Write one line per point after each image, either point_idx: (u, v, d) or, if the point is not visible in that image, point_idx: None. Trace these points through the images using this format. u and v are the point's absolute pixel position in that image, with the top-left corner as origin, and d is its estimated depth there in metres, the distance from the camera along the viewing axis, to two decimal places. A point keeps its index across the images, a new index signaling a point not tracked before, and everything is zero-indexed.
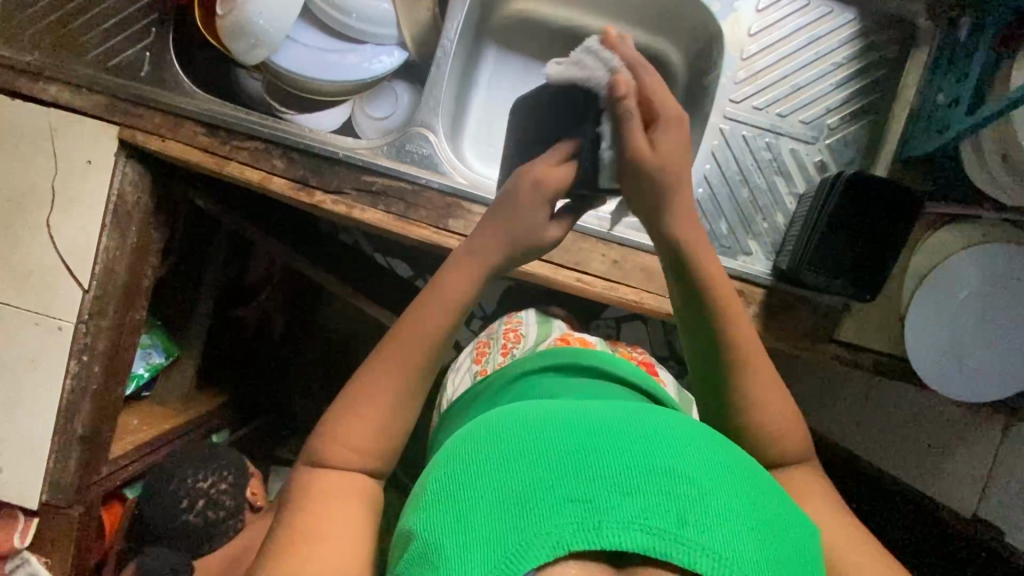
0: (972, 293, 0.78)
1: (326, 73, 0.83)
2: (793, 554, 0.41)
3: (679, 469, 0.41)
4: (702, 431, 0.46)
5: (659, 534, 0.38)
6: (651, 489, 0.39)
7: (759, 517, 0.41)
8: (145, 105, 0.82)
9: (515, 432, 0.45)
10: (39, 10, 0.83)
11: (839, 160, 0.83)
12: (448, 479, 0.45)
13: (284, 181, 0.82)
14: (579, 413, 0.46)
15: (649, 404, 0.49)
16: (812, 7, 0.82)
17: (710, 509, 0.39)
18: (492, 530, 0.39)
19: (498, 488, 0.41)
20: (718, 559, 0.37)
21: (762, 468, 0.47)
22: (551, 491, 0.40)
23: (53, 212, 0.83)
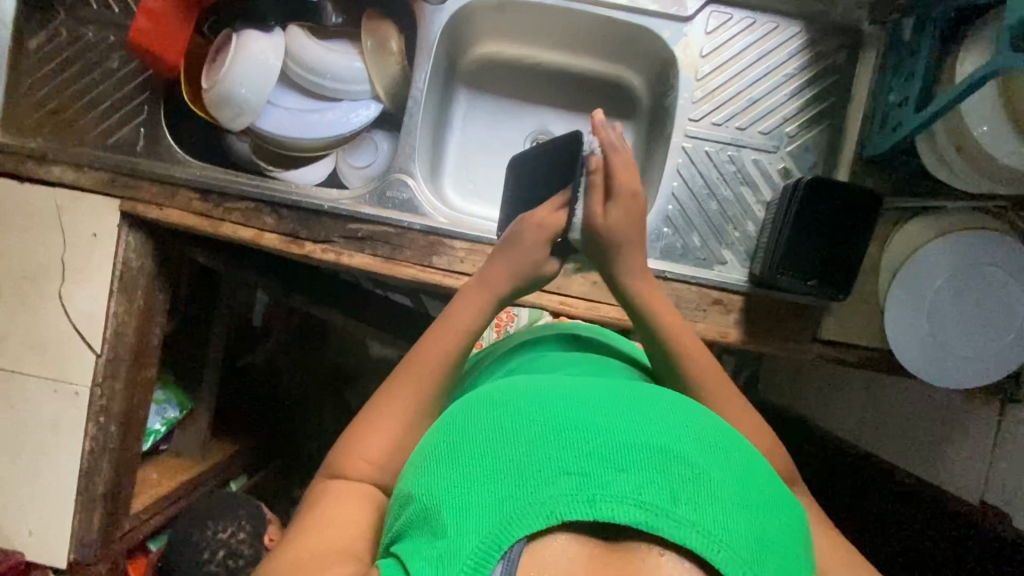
0: (948, 280, 0.79)
1: (307, 132, 0.89)
2: (785, 534, 0.43)
3: (675, 450, 0.43)
4: (702, 416, 0.48)
5: (652, 509, 0.40)
6: (646, 466, 0.42)
7: (753, 500, 0.43)
8: (143, 178, 0.88)
9: (519, 403, 0.47)
10: (38, 99, 0.89)
11: (801, 165, 0.86)
12: (446, 447, 0.47)
13: (275, 236, 0.87)
14: (579, 392, 0.48)
15: (652, 386, 0.52)
16: (759, 24, 0.86)
17: (704, 490, 0.41)
18: (488, 499, 0.41)
19: (496, 459, 0.44)
20: (709, 536, 0.39)
21: (757, 450, 0.49)
22: (548, 464, 0.42)
23: (64, 284, 0.89)
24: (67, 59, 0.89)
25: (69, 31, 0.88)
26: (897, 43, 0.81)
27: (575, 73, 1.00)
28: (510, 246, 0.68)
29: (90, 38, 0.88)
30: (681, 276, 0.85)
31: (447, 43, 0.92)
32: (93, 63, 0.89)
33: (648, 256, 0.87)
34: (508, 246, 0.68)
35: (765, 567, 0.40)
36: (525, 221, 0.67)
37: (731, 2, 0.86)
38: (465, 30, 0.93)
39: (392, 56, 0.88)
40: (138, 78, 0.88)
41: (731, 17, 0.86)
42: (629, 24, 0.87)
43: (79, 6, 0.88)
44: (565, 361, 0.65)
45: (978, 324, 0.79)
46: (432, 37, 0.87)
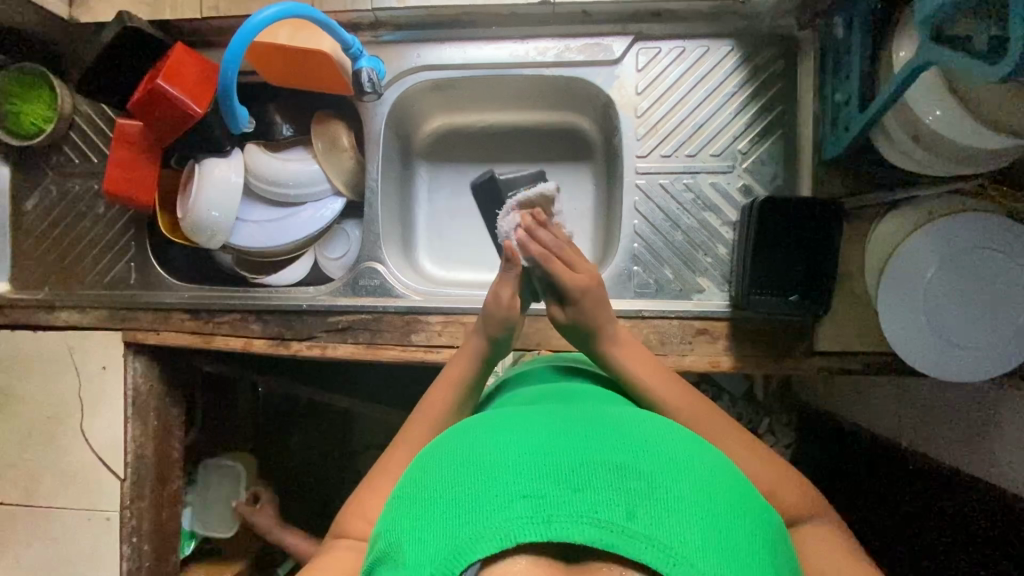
0: (940, 270, 0.74)
1: (280, 238, 0.94)
2: (745, 542, 0.44)
3: (630, 468, 0.46)
4: (662, 434, 0.51)
5: (606, 527, 0.42)
6: (600, 486, 0.44)
7: (714, 511, 0.45)
8: (139, 308, 0.94)
9: (481, 439, 0.51)
10: (41, 254, 0.98)
11: (761, 180, 0.85)
12: (418, 486, 0.50)
13: (263, 340, 0.91)
14: (540, 424, 0.51)
15: (612, 412, 0.55)
16: (690, 50, 0.86)
17: (657, 504, 0.43)
18: (452, 528, 0.44)
19: (460, 487, 0.47)
20: (663, 548, 0.41)
21: (717, 462, 0.51)
22: (507, 491, 0.44)
23: (83, 419, 0.94)
24: (60, 212, 0.97)
25: (58, 187, 0.97)
26: (832, 42, 0.79)
27: (526, 127, 1.02)
28: (484, 315, 0.73)
29: (77, 190, 0.97)
30: (659, 312, 0.84)
31: (397, 128, 0.96)
32: (83, 211, 0.97)
33: (623, 297, 0.86)
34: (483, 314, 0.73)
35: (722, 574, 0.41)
36: (495, 290, 0.71)
37: (656, 36, 0.86)
38: (411, 113, 0.97)
39: (346, 151, 0.93)
40: (122, 217, 0.96)
41: (659, 50, 0.86)
42: (563, 77, 0.89)
43: (64, 164, 0.97)
44: (542, 390, 0.67)
45: (981, 314, 0.73)
46: (377, 130, 0.91)
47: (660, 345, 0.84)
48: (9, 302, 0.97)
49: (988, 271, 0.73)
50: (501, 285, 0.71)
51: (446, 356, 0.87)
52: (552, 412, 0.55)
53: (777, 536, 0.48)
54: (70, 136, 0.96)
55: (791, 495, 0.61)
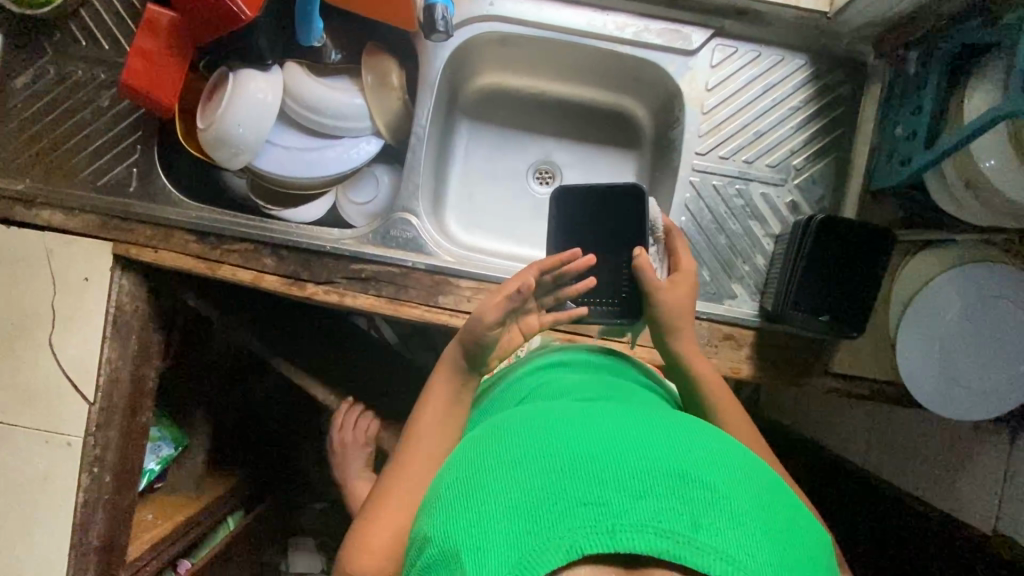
0: (958, 315, 0.79)
1: (307, 171, 0.87)
2: (808, 560, 0.39)
3: (691, 472, 0.39)
4: (717, 439, 0.46)
5: (674, 538, 0.36)
6: (663, 493, 0.38)
7: (779, 528, 0.39)
8: (137, 220, 0.85)
9: (533, 436, 0.44)
10: (27, 142, 0.87)
11: (809, 198, 0.86)
12: (463, 484, 0.43)
13: (275, 277, 0.84)
14: (592, 420, 0.45)
15: (666, 412, 0.49)
16: (765, 56, 0.85)
17: (725, 515, 0.37)
18: (506, 536, 0.38)
19: (511, 490, 0.40)
20: (736, 564, 0.35)
21: (774, 472, 0.45)
22: (563, 494, 0.38)
23: (55, 331, 0.85)
24: (56, 98, 0.86)
25: (58, 69, 0.86)
26: (903, 77, 0.81)
27: (579, 102, 0.99)
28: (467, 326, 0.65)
29: (80, 76, 0.86)
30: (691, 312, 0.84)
31: (450, 77, 0.90)
32: (84, 101, 0.86)
33: None
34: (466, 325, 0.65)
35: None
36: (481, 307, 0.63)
37: (735, 35, 0.85)
38: (466, 63, 0.91)
39: (394, 90, 0.86)
40: (130, 116, 0.86)
41: (735, 49, 0.85)
42: (634, 57, 0.86)
43: (68, 44, 0.86)
44: (582, 374, 0.62)
45: (989, 361, 0.78)
46: (433, 74, 0.86)
47: None
48: None
49: (1000, 321, 0.77)
50: (494, 306, 0.63)
51: None
52: (602, 408, 0.48)
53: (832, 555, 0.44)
54: (80, 14, 0.85)
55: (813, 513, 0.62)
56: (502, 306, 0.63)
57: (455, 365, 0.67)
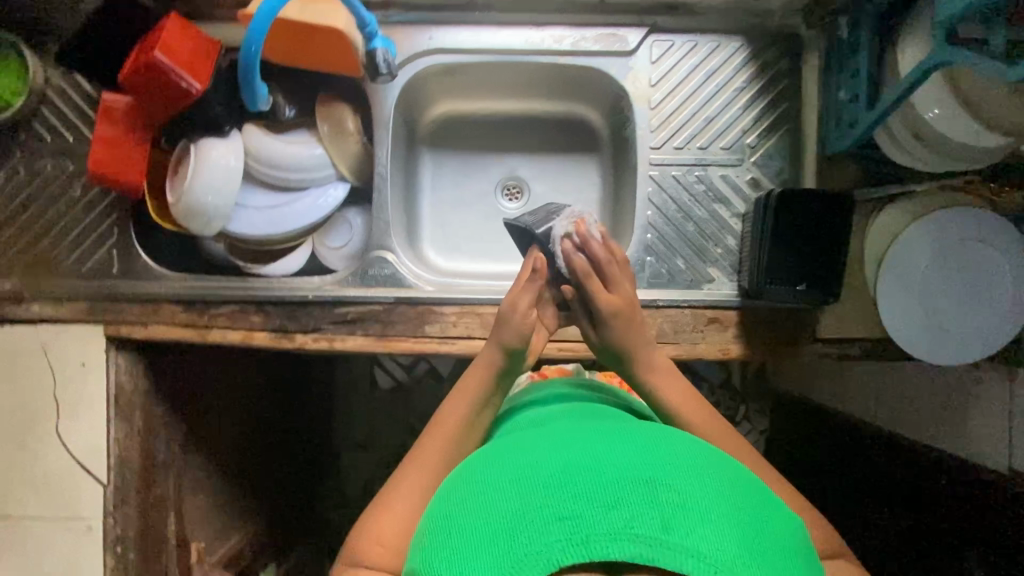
0: (931, 262, 0.79)
1: (280, 226, 0.89)
2: (773, 545, 0.43)
3: (656, 478, 0.43)
4: (681, 443, 0.49)
5: (646, 541, 0.39)
6: (633, 499, 0.41)
7: (741, 519, 0.42)
8: (124, 300, 0.88)
9: (511, 463, 0.47)
10: (9, 242, 0.89)
11: (769, 173, 0.87)
12: (449, 516, 0.46)
13: (264, 334, 0.86)
14: (565, 441, 0.49)
15: (633, 423, 0.53)
16: (701, 44, 0.88)
17: (691, 513, 0.41)
18: (491, 558, 0.41)
19: (494, 516, 0.43)
20: (703, 559, 0.38)
21: (735, 467, 0.49)
22: (541, 513, 0.41)
23: (60, 419, 0.87)
24: (30, 195, 0.89)
25: (27, 167, 0.89)
26: (837, 43, 0.83)
27: (533, 116, 1.01)
28: (504, 320, 0.67)
29: (50, 171, 0.89)
30: (672, 301, 0.85)
31: (404, 113, 0.93)
32: (57, 194, 0.89)
33: (637, 286, 0.87)
34: (503, 319, 0.67)
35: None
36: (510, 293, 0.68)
37: (669, 29, 0.87)
38: (418, 97, 0.94)
39: (351, 135, 0.89)
40: (103, 201, 0.89)
41: (672, 43, 0.87)
42: (577, 66, 0.89)
43: (34, 142, 0.89)
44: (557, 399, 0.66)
45: (971, 300, 0.78)
46: (387, 114, 0.88)
47: (674, 335, 0.85)
48: None
49: (974, 260, 0.78)
50: (520, 293, 0.68)
51: (460, 347, 0.85)
52: (574, 428, 0.52)
53: (799, 538, 0.47)
54: (41, 112, 0.88)
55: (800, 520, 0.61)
56: (524, 294, 0.67)
57: (481, 383, 0.67)
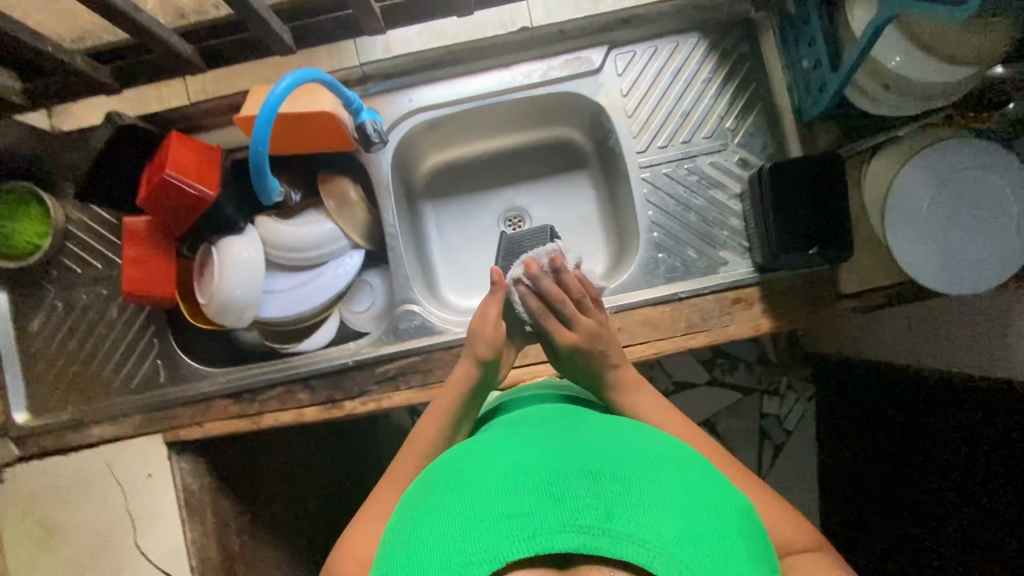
0: (933, 199, 0.81)
1: (308, 303, 0.94)
2: (716, 527, 0.46)
3: (605, 474, 0.47)
4: (628, 442, 0.53)
5: (589, 532, 0.42)
6: (579, 495, 0.45)
7: (683, 506, 0.46)
8: (176, 404, 0.91)
9: (469, 470, 0.51)
10: (59, 373, 0.94)
11: (755, 150, 0.91)
12: (409, 523, 0.49)
13: (314, 408, 0.89)
14: (519, 448, 0.52)
15: (585, 428, 0.56)
16: (661, 48, 0.92)
17: (633, 505, 0.44)
18: (447, 557, 0.43)
19: (450, 518, 0.46)
20: (642, 543, 0.42)
21: (681, 458, 0.53)
22: (495, 513, 0.45)
23: (137, 532, 0.89)
24: (73, 325, 0.94)
25: (65, 301, 0.94)
26: (788, 18, 0.87)
27: (519, 147, 1.05)
28: (475, 331, 0.76)
29: (87, 298, 0.94)
30: (694, 291, 0.88)
31: (400, 173, 0.97)
32: (97, 319, 0.94)
33: (656, 284, 0.89)
34: (475, 331, 0.76)
35: (697, 559, 0.42)
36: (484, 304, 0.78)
37: (628, 41, 0.92)
38: (410, 155, 0.99)
39: (357, 204, 0.93)
40: (140, 316, 0.93)
41: (633, 52, 0.92)
42: (550, 94, 0.94)
43: (66, 276, 0.94)
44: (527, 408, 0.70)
45: (977, 229, 0.80)
46: (386, 178, 0.93)
47: (703, 322, 0.87)
48: (36, 431, 0.93)
49: (971, 190, 0.80)
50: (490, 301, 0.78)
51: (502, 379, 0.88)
52: (529, 435, 0.55)
53: (746, 518, 0.50)
54: (69, 247, 0.94)
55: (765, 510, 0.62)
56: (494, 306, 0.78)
57: (458, 389, 0.74)
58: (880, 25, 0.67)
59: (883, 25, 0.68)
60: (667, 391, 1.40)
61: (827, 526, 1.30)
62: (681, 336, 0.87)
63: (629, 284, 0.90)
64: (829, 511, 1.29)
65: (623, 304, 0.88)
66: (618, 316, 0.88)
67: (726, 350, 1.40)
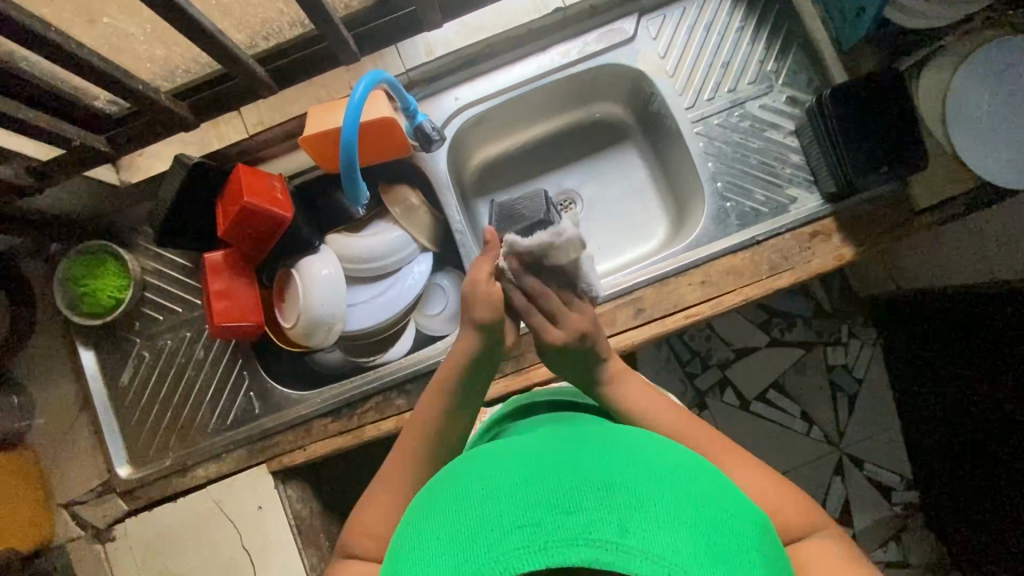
0: (993, 101, 0.81)
1: (386, 311, 0.94)
2: (737, 545, 0.40)
3: (616, 482, 0.41)
4: (643, 448, 0.48)
5: (602, 545, 0.36)
6: (590, 504, 0.39)
7: (703, 521, 0.40)
8: (276, 432, 0.92)
9: (477, 475, 0.45)
10: (153, 421, 0.94)
11: (801, 87, 0.92)
12: (412, 530, 0.44)
13: (414, 411, 0.89)
14: (526, 455, 0.46)
15: (594, 435, 0.51)
16: (689, 7, 0.94)
17: (651, 518, 0.38)
18: (450, 568, 0.38)
19: (455, 526, 0.41)
20: (658, 561, 0.36)
21: (699, 469, 0.47)
22: (502, 522, 0.39)
23: (256, 567, 0.86)
24: (161, 373, 0.95)
25: (150, 350, 0.95)
26: None
27: (560, 130, 1.07)
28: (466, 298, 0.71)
29: (172, 344, 0.95)
30: (770, 232, 0.88)
31: (454, 171, 0.99)
32: (184, 361, 0.95)
33: (730, 232, 0.90)
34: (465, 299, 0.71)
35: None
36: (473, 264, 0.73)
37: (656, 7, 0.94)
38: (461, 153, 1.00)
39: (420, 207, 0.95)
40: (226, 352, 0.94)
41: (663, 16, 0.94)
42: (589, 71, 0.96)
43: (148, 325, 0.96)
44: (534, 421, 0.65)
45: None
46: (444, 176, 0.95)
47: (786, 261, 0.87)
48: (139, 484, 0.93)
49: None
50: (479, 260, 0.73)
51: None
52: (537, 442, 0.50)
53: (767, 534, 0.44)
54: (147, 297, 0.96)
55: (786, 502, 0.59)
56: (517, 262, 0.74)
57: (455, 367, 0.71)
58: None
59: None
60: (728, 360, 1.34)
61: (924, 472, 1.23)
62: (765, 278, 0.87)
63: (701, 237, 0.90)
64: (924, 456, 1.21)
65: (702, 258, 0.88)
66: (698, 271, 0.88)
67: (779, 307, 1.35)
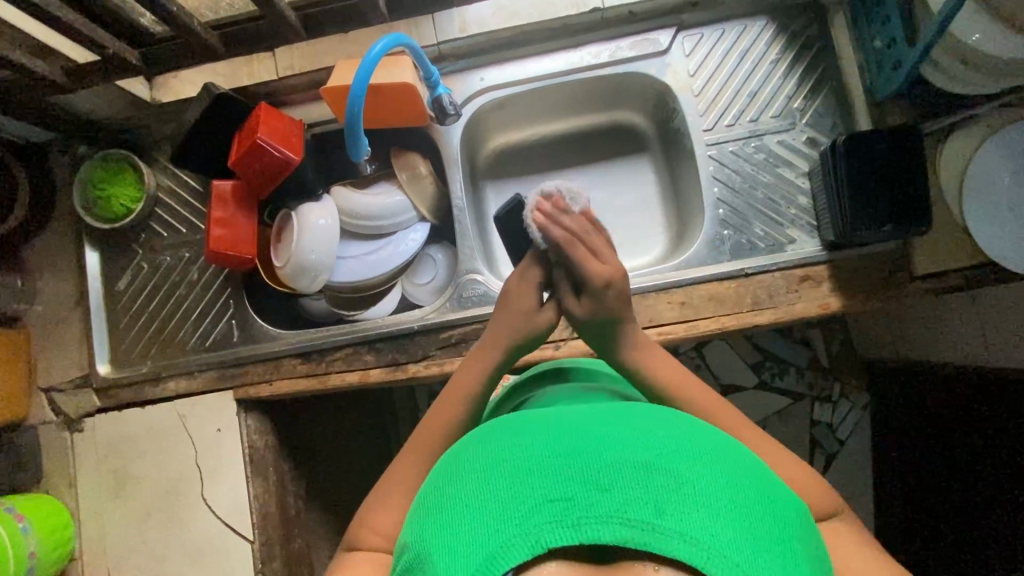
0: (1014, 177, 0.79)
1: (374, 270, 0.97)
2: (776, 534, 0.40)
3: (654, 463, 0.41)
4: (681, 427, 0.47)
5: (637, 525, 0.37)
6: (626, 484, 0.39)
7: (740, 504, 0.40)
8: (248, 363, 0.95)
9: (507, 442, 0.46)
10: (139, 330, 0.99)
11: (824, 130, 0.91)
12: (441, 490, 0.45)
13: (379, 369, 0.92)
14: (559, 424, 0.47)
15: (627, 407, 0.51)
16: (729, 30, 0.94)
17: (687, 500, 0.38)
18: (479, 533, 0.39)
19: (486, 492, 0.42)
20: (695, 544, 0.36)
21: (740, 453, 0.47)
22: (533, 495, 0.40)
23: (204, 485, 0.91)
24: (155, 286, 0.99)
25: (150, 263, 1.00)
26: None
27: (581, 130, 1.08)
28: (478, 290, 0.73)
29: (170, 261, 0.99)
30: (762, 267, 0.87)
31: (466, 149, 1.00)
32: (178, 280, 0.99)
33: (721, 260, 0.90)
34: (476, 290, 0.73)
35: (756, 569, 0.36)
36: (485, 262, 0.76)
37: (696, 24, 0.94)
38: (476, 134, 1.02)
39: (426, 177, 0.97)
40: (217, 278, 0.98)
41: (701, 34, 0.94)
42: (617, 76, 0.96)
43: (153, 238, 1.00)
44: (554, 397, 0.66)
45: None
46: (454, 152, 0.96)
47: (770, 299, 0.86)
48: (114, 383, 0.97)
49: None
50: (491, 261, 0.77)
51: (561, 349, 0.89)
52: (569, 412, 0.50)
53: (807, 532, 0.44)
54: (157, 212, 1.00)
55: (819, 496, 0.59)
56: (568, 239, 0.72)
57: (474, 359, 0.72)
58: (938, 29, 0.68)
59: (946, 21, 0.68)
60: None
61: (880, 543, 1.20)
62: (746, 311, 0.86)
63: (691, 258, 0.91)
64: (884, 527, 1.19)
65: (685, 280, 0.88)
66: (679, 291, 0.88)
67: (774, 350, 1.32)
